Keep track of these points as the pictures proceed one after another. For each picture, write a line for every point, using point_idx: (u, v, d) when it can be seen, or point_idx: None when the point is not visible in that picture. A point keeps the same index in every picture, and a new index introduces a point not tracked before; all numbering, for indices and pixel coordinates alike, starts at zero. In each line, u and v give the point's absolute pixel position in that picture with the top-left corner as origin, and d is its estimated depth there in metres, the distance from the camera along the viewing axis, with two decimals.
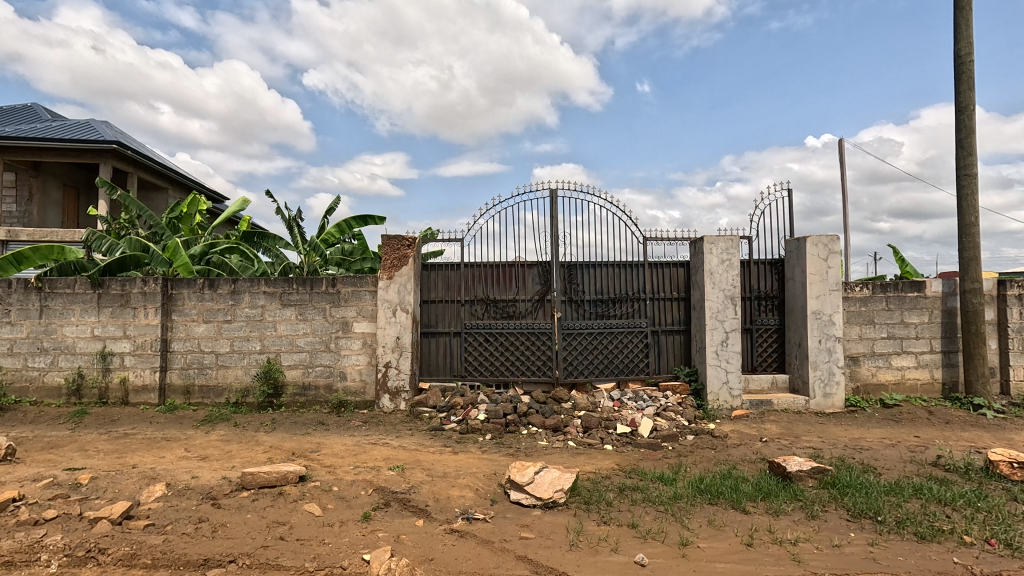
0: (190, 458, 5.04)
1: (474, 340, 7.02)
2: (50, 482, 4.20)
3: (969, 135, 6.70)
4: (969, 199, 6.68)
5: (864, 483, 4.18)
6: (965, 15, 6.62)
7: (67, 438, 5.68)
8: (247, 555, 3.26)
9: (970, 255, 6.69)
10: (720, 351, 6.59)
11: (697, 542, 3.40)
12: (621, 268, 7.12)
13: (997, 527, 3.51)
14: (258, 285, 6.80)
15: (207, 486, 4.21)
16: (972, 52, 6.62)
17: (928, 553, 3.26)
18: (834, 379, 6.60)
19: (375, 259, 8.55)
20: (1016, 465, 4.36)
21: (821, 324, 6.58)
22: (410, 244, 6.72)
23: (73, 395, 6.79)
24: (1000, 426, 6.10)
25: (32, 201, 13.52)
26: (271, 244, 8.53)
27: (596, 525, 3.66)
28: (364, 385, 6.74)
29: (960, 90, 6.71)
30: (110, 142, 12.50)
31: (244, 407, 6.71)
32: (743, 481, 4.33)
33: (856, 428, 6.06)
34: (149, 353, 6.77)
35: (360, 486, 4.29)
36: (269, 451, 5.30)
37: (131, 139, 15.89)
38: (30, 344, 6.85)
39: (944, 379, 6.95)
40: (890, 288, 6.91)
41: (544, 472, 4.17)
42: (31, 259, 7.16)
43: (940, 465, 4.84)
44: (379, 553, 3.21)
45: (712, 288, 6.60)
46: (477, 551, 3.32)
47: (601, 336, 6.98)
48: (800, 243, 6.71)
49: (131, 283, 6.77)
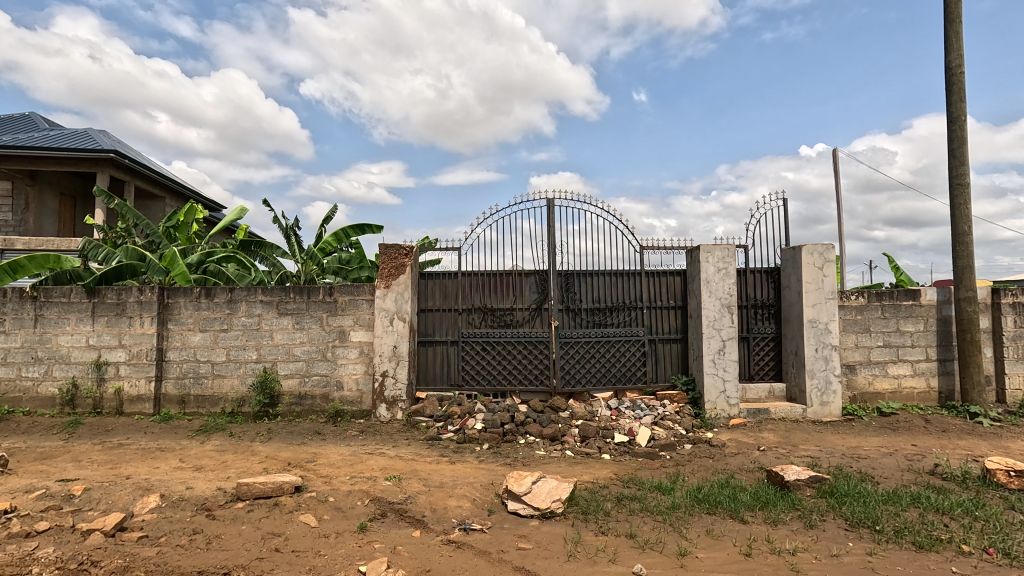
0: (184, 468, 5.00)
1: (471, 349, 7.00)
2: (42, 494, 4.15)
3: (960, 146, 6.77)
4: (962, 208, 6.75)
5: (861, 492, 4.17)
6: (954, 28, 6.73)
7: (60, 449, 5.62)
8: (241, 567, 3.23)
9: (963, 264, 6.74)
10: (717, 360, 6.60)
11: (695, 552, 3.38)
12: (618, 277, 7.14)
13: (994, 536, 3.51)
14: (254, 294, 6.79)
15: (201, 497, 4.17)
16: (962, 64, 6.71)
17: (927, 562, 3.25)
18: (830, 388, 6.61)
19: (372, 267, 8.65)
20: (1013, 474, 4.36)
21: (817, 333, 6.60)
22: (408, 253, 6.72)
23: (67, 404, 6.75)
24: (996, 435, 6.10)
25: (28, 210, 13.46)
26: (267, 253, 8.51)
27: (593, 535, 3.64)
28: (360, 394, 6.72)
29: (951, 101, 6.80)
30: (108, 150, 12.53)
31: (240, 416, 6.67)
32: (740, 490, 4.31)
33: (853, 437, 6.06)
34: (144, 362, 6.73)
35: (356, 497, 4.26)
36: (265, 461, 5.26)
37: (128, 148, 15.95)
38: (24, 353, 6.81)
39: (940, 387, 6.98)
40: (885, 296, 6.95)
41: (541, 482, 4.16)
42: (26, 267, 7.12)
43: (937, 473, 4.84)
44: (375, 565, 3.19)
45: (708, 296, 6.63)
46: (474, 562, 3.29)
47: (599, 344, 6.98)
48: (795, 252, 6.75)
49: (127, 292, 6.75)
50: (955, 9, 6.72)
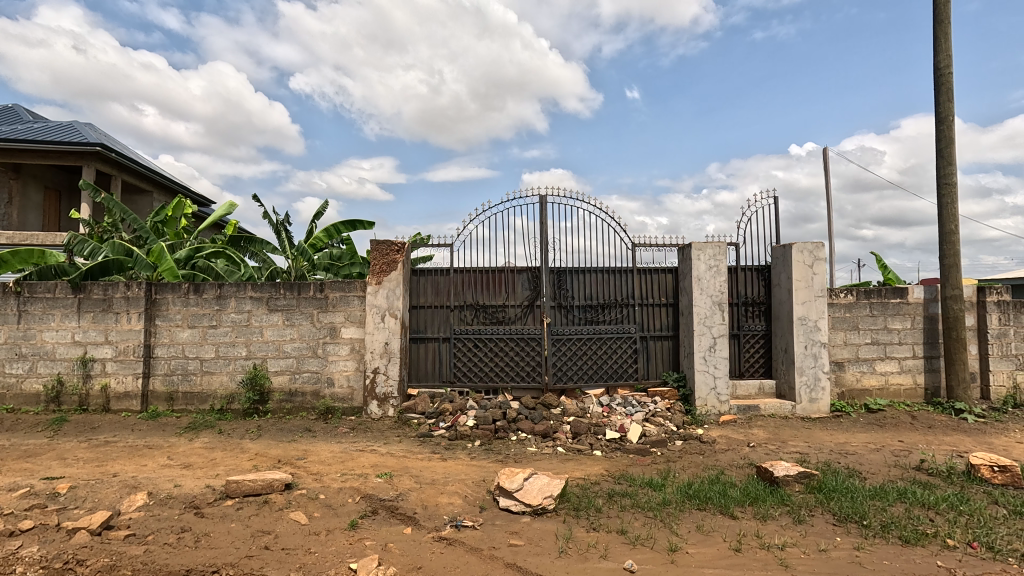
0: (172, 466, 4.94)
1: (463, 346, 6.99)
2: (26, 492, 4.09)
3: (948, 145, 6.84)
4: (949, 206, 6.82)
5: (849, 488, 4.22)
6: (943, 29, 6.78)
7: (45, 446, 5.54)
8: (231, 565, 3.21)
9: (950, 262, 6.82)
10: (708, 357, 6.63)
11: (685, 548, 3.40)
12: (610, 274, 7.16)
13: (978, 530, 3.57)
14: (243, 290, 6.71)
15: (190, 495, 4.12)
16: (950, 65, 6.78)
17: (912, 556, 3.29)
18: (819, 384, 6.68)
19: (364, 264, 8.60)
20: (997, 469, 4.43)
21: (807, 330, 6.65)
22: (400, 250, 6.67)
23: (52, 402, 6.65)
24: (981, 430, 6.20)
25: (12, 204, 13.17)
26: (257, 248, 8.40)
27: (584, 532, 3.65)
28: (351, 391, 6.68)
29: (939, 101, 6.87)
30: (94, 143, 12.33)
31: (229, 413, 6.62)
32: (730, 486, 4.34)
33: (841, 433, 6.13)
34: (131, 359, 6.64)
35: (347, 494, 4.23)
36: (254, 458, 5.21)
37: (115, 142, 15.77)
38: (7, 350, 6.69)
39: (926, 384, 7.07)
40: (874, 294, 7.03)
41: (533, 479, 4.17)
42: (9, 262, 7.01)
43: (924, 469, 4.91)
44: (366, 562, 3.19)
45: (700, 293, 6.65)
46: (465, 559, 3.29)
47: (591, 341, 6.99)
48: (785, 249, 6.80)
49: (113, 287, 6.64)
50: (943, 10, 6.78)
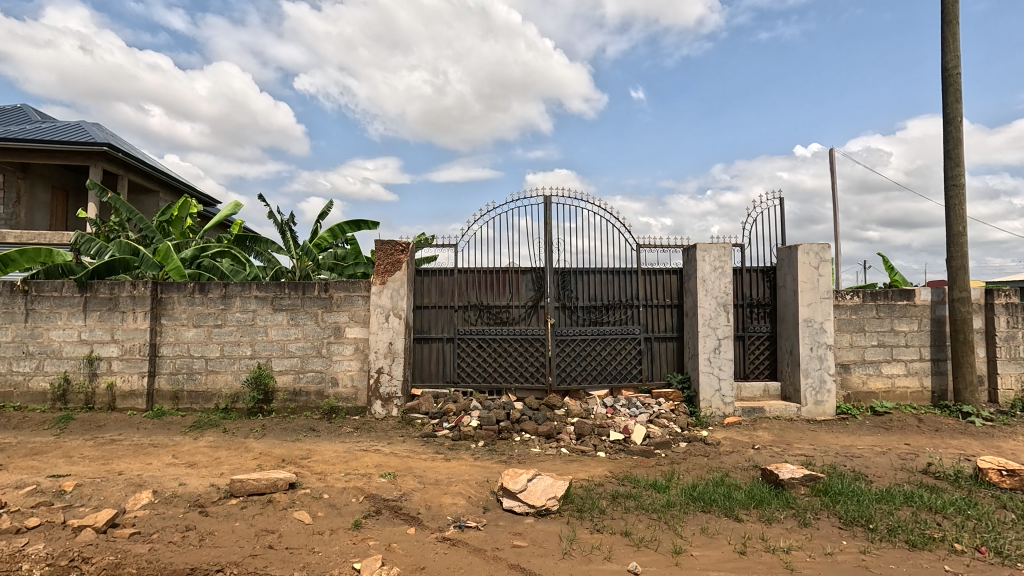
0: (176, 465, 4.96)
1: (467, 346, 6.99)
2: (32, 490, 4.11)
3: (956, 146, 6.79)
4: (957, 208, 6.76)
5: (855, 491, 4.19)
6: (952, 29, 6.73)
7: (51, 444, 5.57)
8: (235, 564, 3.21)
9: (958, 264, 6.76)
10: (713, 359, 6.61)
11: (690, 550, 3.38)
12: (614, 275, 7.14)
13: (986, 534, 3.53)
14: (249, 289, 6.73)
15: (194, 493, 4.14)
16: (958, 65, 6.72)
17: (919, 560, 3.27)
18: (824, 387, 6.64)
19: (368, 264, 8.62)
20: (1005, 473, 4.38)
21: (812, 332, 6.62)
22: (404, 250, 6.67)
23: (58, 399, 6.69)
24: (988, 434, 6.15)
25: (19, 203, 13.36)
26: (262, 248, 8.42)
27: (588, 533, 3.64)
28: (355, 391, 6.69)
29: (947, 102, 6.82)
30: (100, 144, 12.40)
31: (234, 412, 6.63)
32: (735, 488, 4.32)
33: (847, 435, 6.09)
34: (136, 357, 6.68)
35: (350, 494, 4.24)
36: (258, 457, 5.23)
37: (122, 142, 15.88)
38: (15, 348, 6.74)
39: (933, 387, 7.02)
40: (880, 296, 6.98)
41: (537, 479, 4.16)
42: (18, 261, 7.06)
43: (930, 472, 4.86)
44: (369, 562, 3.18)
45: (704, 295, 6.63)
46: (468, 560, 3.27)
47: (595, 342, 6.97)
48: (791, 251, 6.76)
49: (120, 286, 6.68)
50: (952, 10, 6.73)
